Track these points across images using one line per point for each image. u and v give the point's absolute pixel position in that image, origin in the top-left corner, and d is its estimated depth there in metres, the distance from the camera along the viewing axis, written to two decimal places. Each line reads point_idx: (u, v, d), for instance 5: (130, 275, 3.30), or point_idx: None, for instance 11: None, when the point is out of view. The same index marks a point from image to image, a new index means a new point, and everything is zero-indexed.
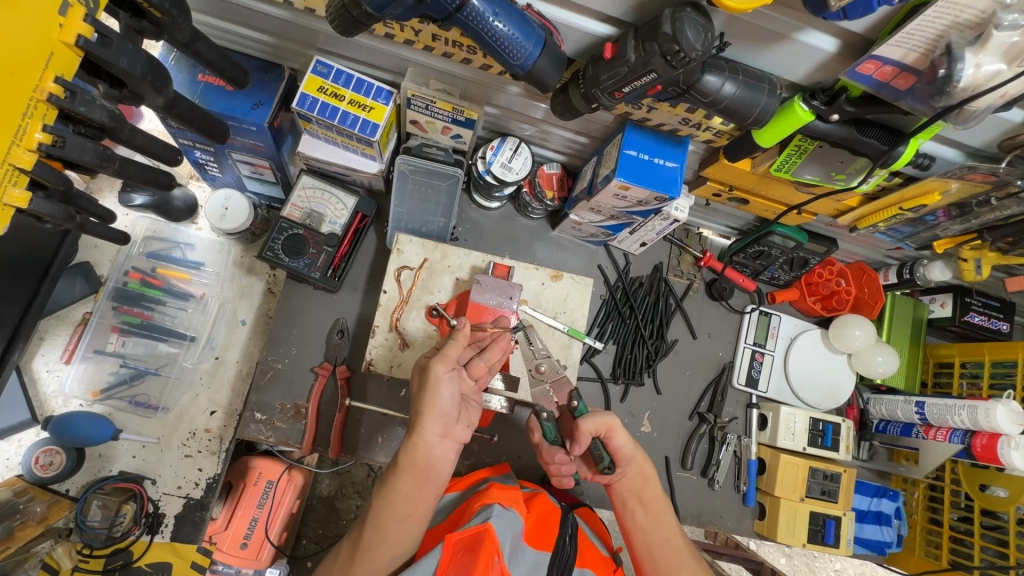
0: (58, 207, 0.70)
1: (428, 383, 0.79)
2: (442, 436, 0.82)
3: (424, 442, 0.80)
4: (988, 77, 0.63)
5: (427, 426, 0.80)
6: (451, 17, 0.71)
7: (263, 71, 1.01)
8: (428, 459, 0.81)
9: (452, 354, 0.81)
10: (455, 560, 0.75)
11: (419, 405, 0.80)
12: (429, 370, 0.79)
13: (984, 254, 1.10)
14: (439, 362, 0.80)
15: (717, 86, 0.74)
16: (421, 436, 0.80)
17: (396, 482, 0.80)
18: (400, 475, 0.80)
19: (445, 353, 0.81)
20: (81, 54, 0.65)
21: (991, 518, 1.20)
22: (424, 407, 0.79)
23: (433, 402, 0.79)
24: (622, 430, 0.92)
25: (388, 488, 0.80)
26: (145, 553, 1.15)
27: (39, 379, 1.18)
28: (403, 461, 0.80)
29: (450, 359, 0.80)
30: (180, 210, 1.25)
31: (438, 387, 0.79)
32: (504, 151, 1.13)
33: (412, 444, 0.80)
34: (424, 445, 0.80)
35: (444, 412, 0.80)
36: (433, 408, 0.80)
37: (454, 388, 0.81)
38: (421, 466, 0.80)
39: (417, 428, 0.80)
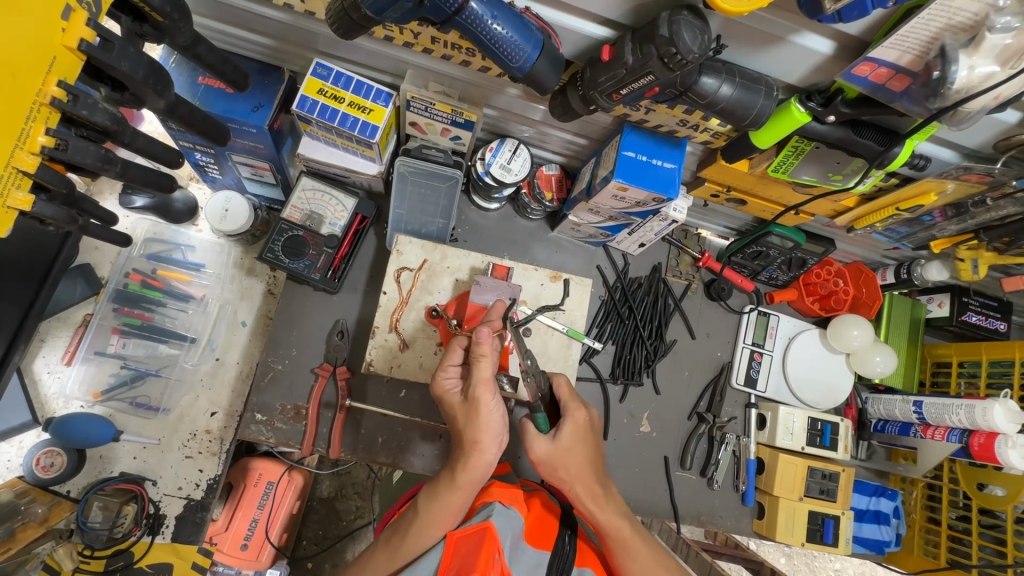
0: (60, 210, 0.70)
1: (476, 409, 0.80)
2: (496, 451, 0.83)
3: (483, 463, 0.82)
4: (982, 79, 0.64)
5: (485, 450, 0.81)
6: (450, 20, 0.71)
7: (263, 74, 1.02)
8: (483, 475, 0.83)
9: (490, 377, 0.81)
10: (455, 557, 0.77)
11: (474, 432, 0.81)
12: (477, 397, 0.80)
13: (980, 254, 1.11)
14: (480, 387, 0.80)
15: (714, 88, 0.74)
16: (480, 458, 0.81)
17: (448, 497, 0.81)
18: (453, 492, 0.81)
19: (482, 376, 0.81)
20: (83, 58, 0.65)
21: (989, 516, 1.20)
22: (482, 435, 0.81)
23: (486, 422, 0.81)
24: (563, 453, 0.88)
25: (439, 501, 0.81)
26: (145, 554, 1.15)
27: (39, 380, 1.19)
28: (460, 479, 0.81)
29: (490, 382, 0.81)
30: (180, 212, 1.25)
31: (488, 411, 0.81)
32: (503, 152, 1.14)
33: (471, 465, 0.81)
34: (483, 464, 0.82)
35: (500, 431, 0.82)
36: (489, 431, 0.81)
37: (500, 405, 0.82)
38: (475, 482, 0.82)
39: (478, 452, 0.81)
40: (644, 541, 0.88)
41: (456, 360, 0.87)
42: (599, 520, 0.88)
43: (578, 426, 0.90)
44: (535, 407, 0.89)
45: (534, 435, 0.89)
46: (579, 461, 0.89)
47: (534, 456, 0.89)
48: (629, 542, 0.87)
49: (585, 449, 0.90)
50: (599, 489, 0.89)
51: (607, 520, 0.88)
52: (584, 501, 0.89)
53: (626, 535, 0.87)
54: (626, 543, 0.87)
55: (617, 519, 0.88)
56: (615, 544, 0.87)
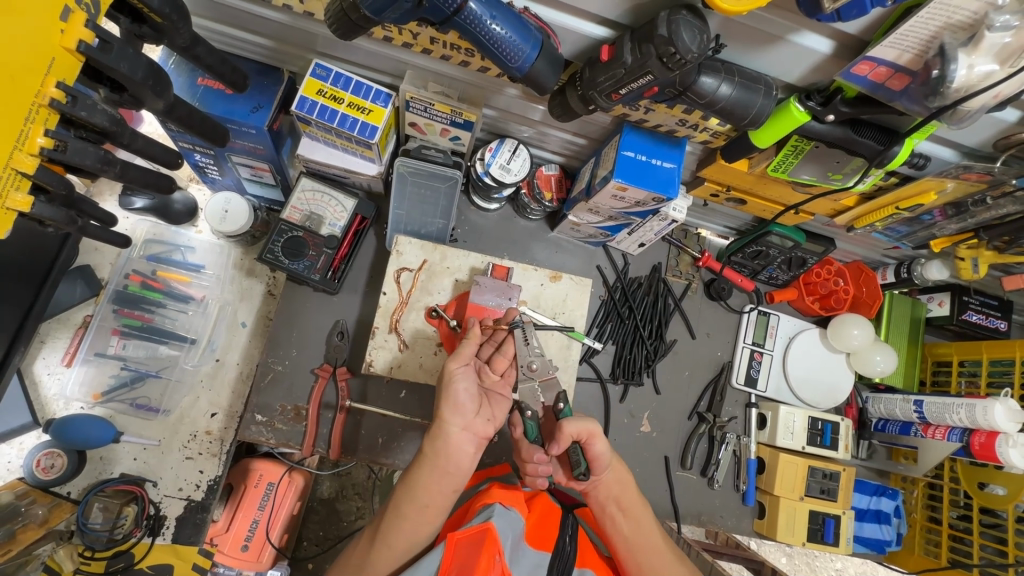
0: (58, 211, 0.70)
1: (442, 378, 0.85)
2: (463, 429, 0.84)
3: (446, 434, 0.83)
4: (982, 78, 0.64)
5: (447, 418, 0.83)
6: (449, 20, 0.71)
7: (262, 75, 1.02)
8: (452, 453, 0.84)
9: (465, 352, 0.87)
10: (456, 560, 0.76)
11: (440, 401, 0.84)
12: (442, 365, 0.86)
13: (980, 253, 1.10)
14: (450, 356, 0.86)
15: (713, 87, 0.74)
16: (442, 428, 0.83)
17: (419, 472, 0.83)
18: (423, 466, 0.83)
19: (458, 350, 0.88)
20: (82, 59, 0.65)
21: (990, 516, 1.20)
22: (444, 402, 0.84)
23: (451, 395, 0.84)
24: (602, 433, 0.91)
25: (411, 477, 0.84)
26: (146, 555, 1.15)
27: (39, 382, 1.19)
28: (427, 449, 0.84)
29: (462, 355, 0.87)
30: (180, 213, 1.26)
31: (455, 380, 0.84)
32: (503, 153, 1.14)
33: (434, 433, 0.84)
34: (446, 435, 0.83)
35: (463, 405, 0.84)
36: (451, 401, 0.83)
37: (469, 381, 0.85)
38: (443, 457, 0.83)
39: (439, 420, 0.84)
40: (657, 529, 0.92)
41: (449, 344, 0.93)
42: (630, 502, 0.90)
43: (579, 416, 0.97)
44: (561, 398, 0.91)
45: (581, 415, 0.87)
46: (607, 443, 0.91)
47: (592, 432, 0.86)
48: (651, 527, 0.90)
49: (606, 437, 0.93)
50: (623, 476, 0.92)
51: (637, 500, 0.91)
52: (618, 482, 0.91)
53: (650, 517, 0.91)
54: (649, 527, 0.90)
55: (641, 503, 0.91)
56: (644, 523, 0.90)
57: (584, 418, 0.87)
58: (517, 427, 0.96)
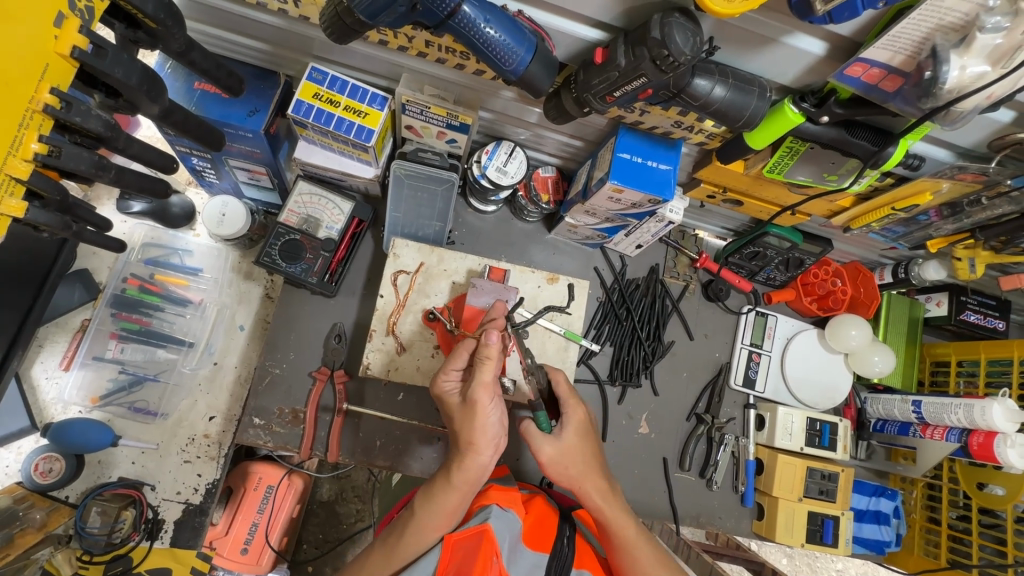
0: (54, 216, 0.70)
1: (473, 412, 0.79)
2: (494, 455, 0.82)
3: (478, 464, 0.80)
4: (973, 79, 0.64)
5: (481, 452, 0.79)
6: (443, 23, 0.71)
7: (259, 79, 1.02)
8: (481, 477, 0.81)
9: (490, 381, 0.79)
10: (454, 560, 0.77)
11: (469, 434, 0.79)
12: (474, 401, 0.78)
13: (977, 254, 1.09)
14: (479, 390, 0.78)
15: (707, 90, 0.74)
16: (474, 459, 0.79)
17: (443, 497, 0.80)
18: (450, 493, 0.80)
19: (483, 379, 0.78)
20: (77, 65, 0.66)
21: (990, 516, 1.19)
22: (477, 436, 0.79)
23: (483, 429, 0.79)
24: (572, 453, 0.87)
25: (434, 500, 0.80)
26: (144, 559, 1.15)
27: (37, 386, 1.19)
28: (455, 479, 0.80)
29: (490, 386, 0.79)
30: (178, 216, 1.28)
31: (486, 415, 0.79)
32: (499, 155, 1.14)
33: (465, 466, 0.79)
34: (480, 465, 0.80)
35: (497, 435, 0.80)
36: (485, 434, 0.79)
37: (499, 409, 0.81)
38: (471, 483, 0.80)
39: (472, 452, 0.79)
40: (647, 541, 0.89)
41: (458, 365, 0.85)
42: (606, 517, 0.88)
43: (579, 424, 0.90)
44: (535, 405, 0.88)
45: (538, 435, 0.87)
46: (585, 454, 0.89)
47: (540, 459, 0.87)
48: (634, 542, 0.88)
49: (589, 445, 0.90)
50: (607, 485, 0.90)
51: (616, 516, 0.88)
52: (592, 499, 0.88)
53: (632, 533, 0.88)
54: (632, 543, 0.87)
55: (624, 517, 0.89)
56: (627, 541, 0.87)
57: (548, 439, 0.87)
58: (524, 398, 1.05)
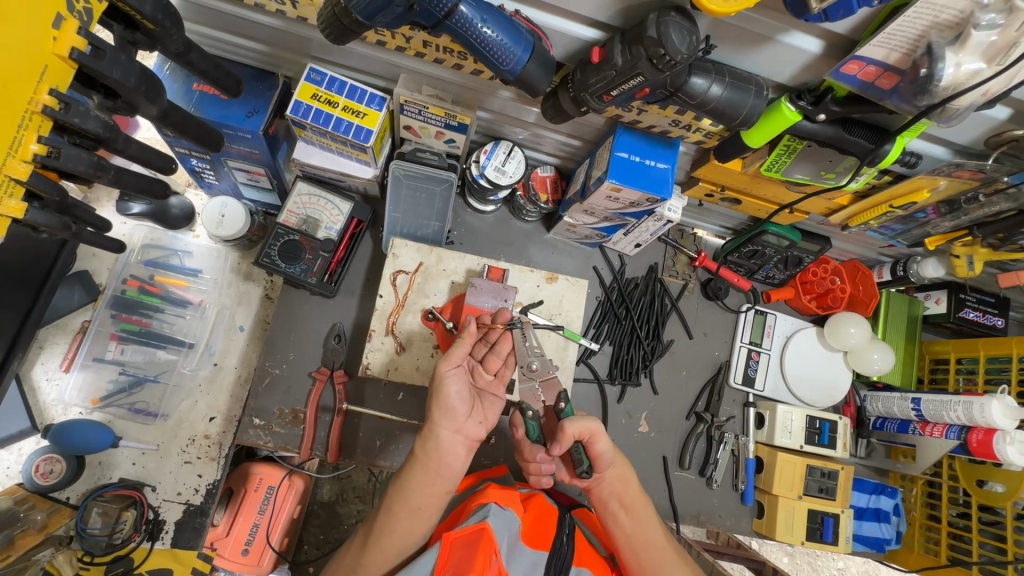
0: (53, 217, 0.70)
1: (436, 384, 0.84)
2: (455, 432, 0.84)
3: (437, 436, 0.83)
4: (969, 76, 0.64)
5: (437, 422, 0.83)
6: (440, 24, 0.72)
7: (258, 80, 1.02)
8: (443, 455, 0.84)
9: (456, 354, 0.85)
10: (452, 558, 0.76)
11: (430, 405, 0.84)
12: (436, 370, 0.84)
13: (975, 251, 1.08)
14: (444, 362, 0.84)
15: (704, 88, 0.75)
16: (432, 432, 0.84)
17: (410, 475, 0.83)
18: (415, 468, 0.83)
19: (450, 353, 0.85)
20: (75, 66, 0.66)
21: (990, 513, 1.18)
22: (436, 407, 0.84)
23: (442, 401, 0.83)
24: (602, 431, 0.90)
25: (403, 479, 0.83)
26: (146, 560, 1.15)
27: (38, 387, 1.19)
28: (419, 453, 0.84)
29: (453, 359, 0.85)
30: (178, 218, 1.28)
31: (446, 387, 0.83)
32: (497, 155, 1.14)
33: (425, 437, 0.84)
34: (437, 438, 0.83)
35: (454, 409, 0.84)
36: (444, 405, 0.83)
37: (461, 386, 0.85)
38: (434, 459, 0.83)
39: (429, 424, 0.84)
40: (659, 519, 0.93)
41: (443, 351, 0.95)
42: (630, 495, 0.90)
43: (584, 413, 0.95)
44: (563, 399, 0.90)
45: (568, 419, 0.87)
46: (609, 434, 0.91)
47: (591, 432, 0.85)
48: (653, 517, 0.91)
49: None
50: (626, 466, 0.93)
51: (637, 495, 0.91)
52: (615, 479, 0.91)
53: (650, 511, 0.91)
54: (650, 521, 0.90)
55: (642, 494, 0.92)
56: (645, 518, 0.90)
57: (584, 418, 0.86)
58: (518, 425, 0.95)
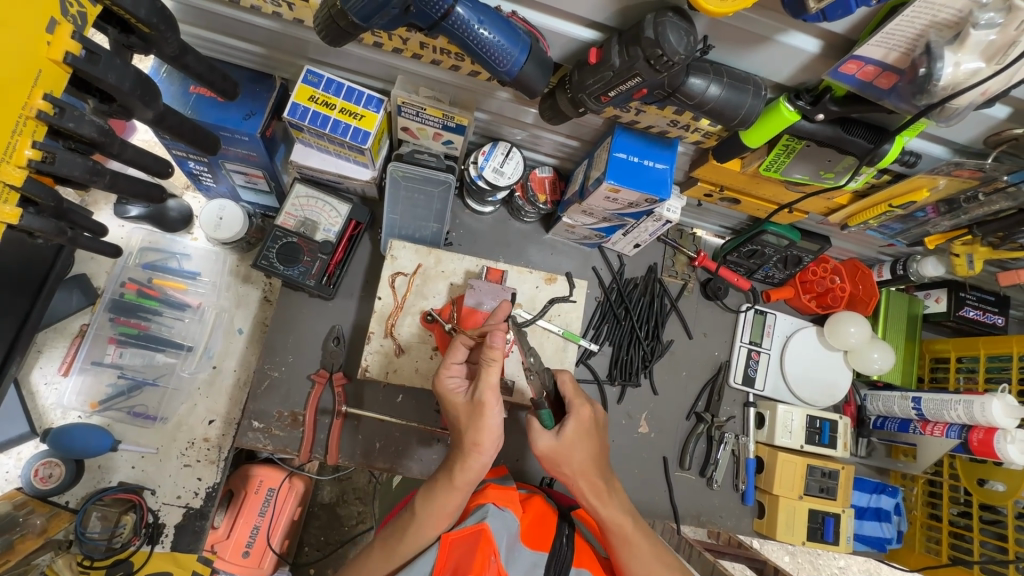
0: (48, 222, 0.70)
1: (479, 412, 0.79)
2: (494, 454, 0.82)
3: (480, 464, 0.80)
4: (968, 75, 0.64)
5: (486, 452, 0.79)
6: (437, 25, 0.71)
7: (254, 82, 1.02)
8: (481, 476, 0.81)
9: (495, 382, 0.80)
10: (451, 559, 0.77)
11: (475, 435, 0.79)
12: (482, 401, 0.78)
13: (975, 250, 1.08)
14: (486, 391, 0.79)
15: (702, 88, 0.74)
16: (476, 460, 0.80)
17: (445, 497, 0.80)
18: (451, 493, 0.80)
19: (489, 380, 0.79)
20: (70, 70, 0.66)
21: (990, 512, 1.18)
22: (482, 437, 0.79)
23: (488, 428, 0.79)
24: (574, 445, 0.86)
25: (434, 501, 0.80)
26: (146, 563, 1.14)
27: (37, 392, 1.19)
28: (458, 480, 0.80)
29: (495, 387, 0.80)
30: (175, 221, 1.26)
31: (492, 416, 0.79)
32: (496, 156, 1.14)
33: (467, 465, 0.79)
34: (481, 466, 0.80)
35: (498, 435, 0.81)
36: (491, 436, 0.79)
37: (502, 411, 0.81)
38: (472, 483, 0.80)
39: (476, 453, 0.79)
40: (645, 536, 0.89)
41: (458, 360, 0.86)
42: (603, 515, 0.88)
43: (583, 426, 0.87)
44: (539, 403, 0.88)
45: (538, 430, 0.86)
46: (582, 456, 0.87)
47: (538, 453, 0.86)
48: (631, 536, 0.88)
49: (587, 446, 0.87)
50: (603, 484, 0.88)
51: (613, 513, 0.88)
52: (589, 495, 0.88)
53: (629, 529, 0.88)
54: (629, 539, 0.87)
55: (621, 511, 0.89)
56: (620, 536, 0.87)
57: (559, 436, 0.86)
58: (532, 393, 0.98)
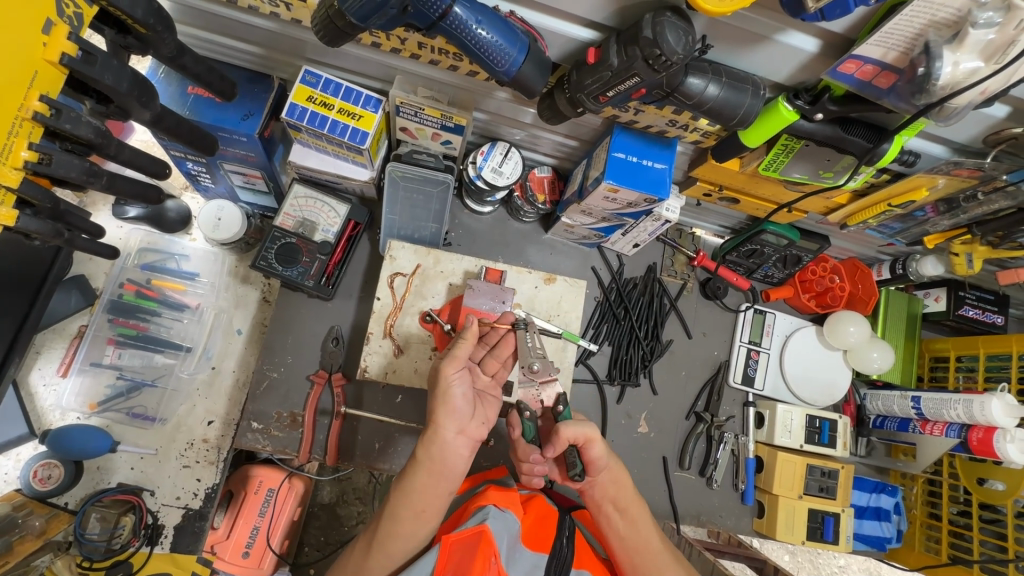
0: (45, 224, 0.70)
1: (440, 382, 0.83)
2: (457, 435, 0.84)
3: (440, 439, 0.82)
4: (967, 75, 0.64)
5: (442, 427, 0.83)
6: (435, 25, 0.71)
7: (252, 83, 1.02)
8: (446, 457, 0.83)
9: (461, 354, 0.85)
10: (451, 561, 0.76)
11: (433, 404, 0.84)
12: (439, 370, 0.83)
13: (974, 249, 1.08)
14: (449, 363, 0.84)
15: (701, 88, 0.74)
16: (436, 435, 0.83)
17: (413, 478, 0.82)
18: (418, 472, 0.82)
19: (455, 353, 0.85)
20: (66, 71, 0.66)
21: (990, 511, 1.18)
22: (440, 406, 0.83)
23: (445, 400, 0.83)
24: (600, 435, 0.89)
25: (405, 485, 0.82)
26: (145, 564, 1.14)
27: (35, 393, 1.19)
28: (421, 456, 0.83)
29: (458, 358, 0.84)
30: (173, 222, 1.26)
31: (449, 383, 0.83)
32: (494, 156, 1.14)
33: (428, 440, 0.82)
34: (441, 441, 0.82)
35: (458, 409, 0.83)
36: (448, 404, 0.83)
37: (466, 385, 0.84)
38: (437, 461, 0.83)
39: (433, 426, 0.83)
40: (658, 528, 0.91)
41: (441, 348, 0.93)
42: (624, 503, 0.90)
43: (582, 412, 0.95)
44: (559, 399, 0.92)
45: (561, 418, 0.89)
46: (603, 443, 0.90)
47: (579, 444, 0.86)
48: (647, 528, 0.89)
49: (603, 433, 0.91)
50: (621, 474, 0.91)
51: (632, 502, 0.90)
52: (608, 486, 0.90)
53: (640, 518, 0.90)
54: (644, 530, 0.89)
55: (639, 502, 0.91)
56: (639, 521, 0.89)
57: (582, 422, 0.87)
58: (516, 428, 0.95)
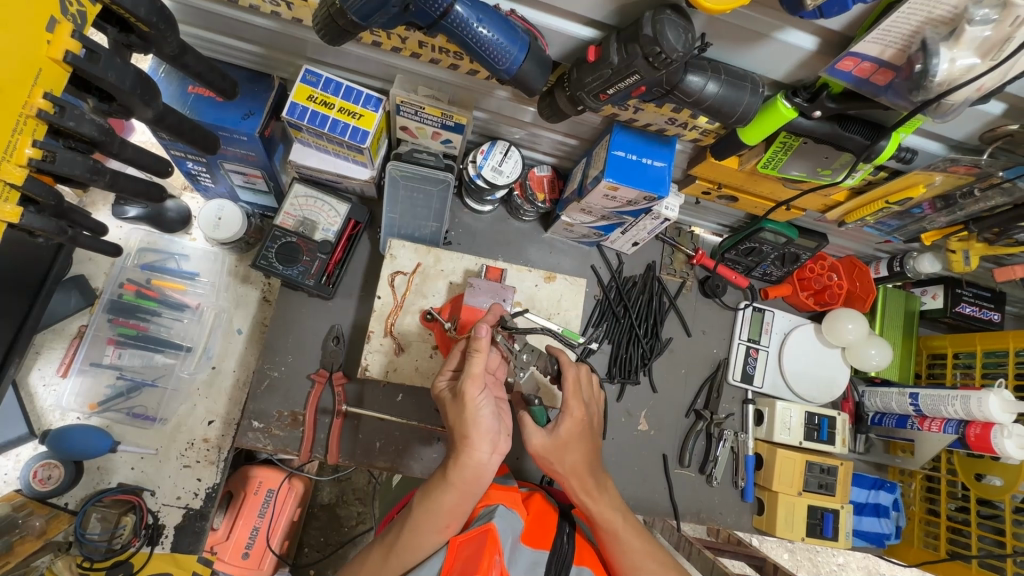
0: (49, 222, 0.70)
1: (467, 406, 0.79)
2: (492, 453, 0.80)
3: (475, 461, 0.79)
4: (963, 71, 0.64)
5: (476, 447, 0.78)
6: (436, 24, 0.72)
7: (252, 82, 1.02)
8: (479, 475, 0.80)
9: (480, 372, 0.80)
10: (458, 560, 0.77)
11: (463, 428, 0.79)
12: (462, 391, 0.79)
13: (971, 245, 1.09)
14: (468, 381, 0.79)
15: (700, 86, 0.75)
16: (469, 456, 0.79)
17: (441, 496, 0.79)
18: (447, 490, 0.79)
19: (472, 369, 0.80)
20: (70, 69, 0.66)
21: (988, 506, 1.19)
22: (469, 430, 0.79)
23: (476, 423, 0.79)
24: (568, 439, 0.88)
25: (432, 501, 0.79)
26: (146, 564, 1.14)
27: (35, 394, 1.19)
28: (452, 477, 0.79)
29: (479, 378, 0.80)
30: (173, 221, 1.25)
31: (475, 406, 0.79)
32: (494, 155, 1.14)
33: (461, 461, 0.79)
34: (475, 463, 0.79)
35: (489, 429, 0.79)
36: (477, 428, 0.79)
37: (491, 402, 0.81)
38: (469, 482, 0.79)
39: (467, 449, 0.79)
40: (636, 532, 0.88)
41: (450, 366, 0.88)
42: (592, 513, 0.88)
43: (576, 424, 0.89)
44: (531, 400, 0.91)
45: (532, 426, 0.89)
46: (575, 457, 0.88)
47: (531, 449, 0.88)
48: (619, 533, 0.87)
49: (581, 447, 0.88)
50: (593, 483, 0.88)
51: (600, 512, 0.88)
52: (578, 495, 0.89)
53: (618, 525, 0.87)
54: (618, 535, 0.87)
55: (610, 510, 0.88)
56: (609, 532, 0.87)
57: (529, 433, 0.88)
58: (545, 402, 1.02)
